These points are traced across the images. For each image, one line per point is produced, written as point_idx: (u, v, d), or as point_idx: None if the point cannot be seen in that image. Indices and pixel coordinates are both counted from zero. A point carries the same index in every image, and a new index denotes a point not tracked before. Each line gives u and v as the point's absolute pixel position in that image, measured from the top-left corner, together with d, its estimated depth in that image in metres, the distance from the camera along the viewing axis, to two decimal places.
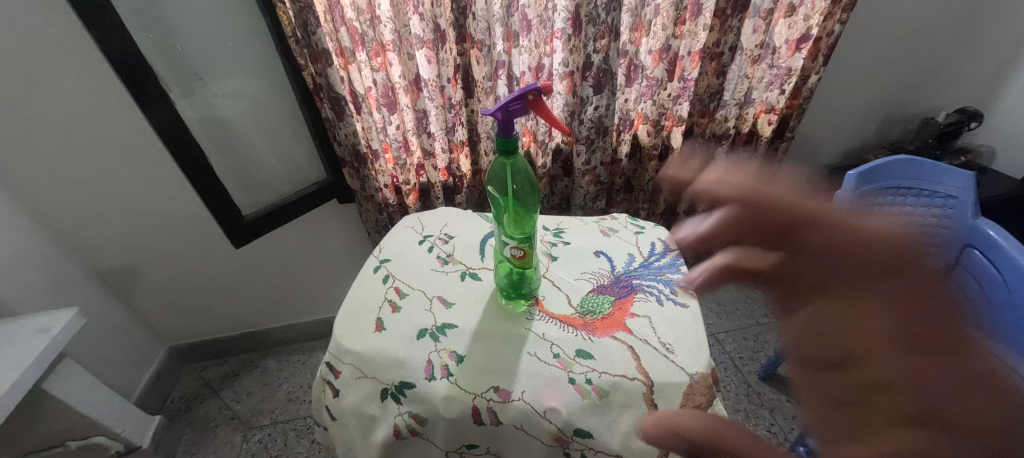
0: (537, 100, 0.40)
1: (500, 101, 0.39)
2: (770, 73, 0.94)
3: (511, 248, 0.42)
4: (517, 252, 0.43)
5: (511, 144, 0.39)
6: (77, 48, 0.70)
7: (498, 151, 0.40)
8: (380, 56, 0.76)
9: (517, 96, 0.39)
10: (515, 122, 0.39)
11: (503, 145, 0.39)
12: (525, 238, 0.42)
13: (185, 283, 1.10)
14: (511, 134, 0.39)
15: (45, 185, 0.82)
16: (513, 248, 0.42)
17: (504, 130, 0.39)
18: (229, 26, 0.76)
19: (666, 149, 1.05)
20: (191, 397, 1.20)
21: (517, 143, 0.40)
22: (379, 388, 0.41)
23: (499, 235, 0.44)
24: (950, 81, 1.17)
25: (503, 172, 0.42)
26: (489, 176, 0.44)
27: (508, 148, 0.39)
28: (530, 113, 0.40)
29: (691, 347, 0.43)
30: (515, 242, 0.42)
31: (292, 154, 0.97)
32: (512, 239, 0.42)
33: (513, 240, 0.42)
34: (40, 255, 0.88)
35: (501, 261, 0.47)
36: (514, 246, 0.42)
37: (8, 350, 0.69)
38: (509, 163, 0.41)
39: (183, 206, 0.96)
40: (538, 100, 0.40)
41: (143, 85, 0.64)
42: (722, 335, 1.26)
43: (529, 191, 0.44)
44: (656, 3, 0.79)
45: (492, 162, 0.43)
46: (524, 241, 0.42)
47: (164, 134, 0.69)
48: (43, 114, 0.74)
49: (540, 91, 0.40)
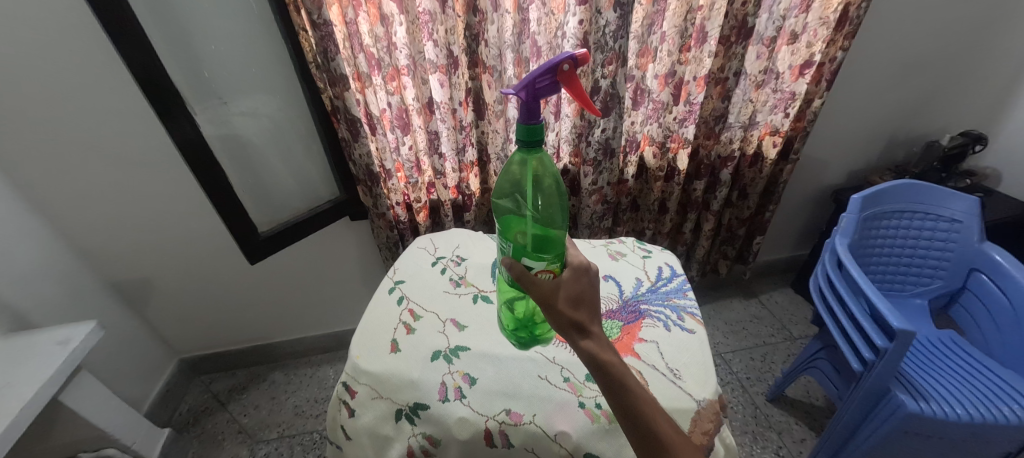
0: (571, 72, 0.37)
1: (525, 81, 0.36)
2: (774, 97, 0.97)
3: (541, 270, 0.36)
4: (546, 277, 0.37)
5: (535, 132, 0.36)
6: (108, 72, 0.74)
7: (520, 141, 0.36)
8: (395, 80, 0.79)
9: (548, 69, 0.36)
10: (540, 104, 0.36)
11: (527, 132, 0.36)
12: (557, 258, 0.37)
13: (197, 295, 1.12)
14: (535, 119, 0.36)
15: (70, 198, 0.86)
16: (542, 271, 0.36)
17: (528, 115, 0.36)
18: (254, 53, 0.80)
19: (672, 170, 1.08)
20: (200, 410, 1.21)
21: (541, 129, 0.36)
22: (394, 408, 0.42)
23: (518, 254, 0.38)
24: (953, 104, 1.19)
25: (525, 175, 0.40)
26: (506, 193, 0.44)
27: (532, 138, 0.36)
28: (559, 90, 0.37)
29: (698, 373, 0.44)
30: (546, 262, 0.36)
31: (307, 172, 1.00)
32: (544, 259, 0.36)
33: (546, 259, 0.36)
34: (61, 268, 0.91)
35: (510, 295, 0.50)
36: (544, 267, 0.36)
37: (29, 362, 0.71)
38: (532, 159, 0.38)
39: (198, 221, 0.99)
40: (572, 72, 0.37)
41: (172, 109, 0.67)
42: (728, 354, 1.25)
43: (557, 206, 0.42)
44: (662, 31, 0.83)
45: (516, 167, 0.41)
46: (557, 262, 0.37)
47: (189, 154, 0.72)
48: (74, 132, 0.78)
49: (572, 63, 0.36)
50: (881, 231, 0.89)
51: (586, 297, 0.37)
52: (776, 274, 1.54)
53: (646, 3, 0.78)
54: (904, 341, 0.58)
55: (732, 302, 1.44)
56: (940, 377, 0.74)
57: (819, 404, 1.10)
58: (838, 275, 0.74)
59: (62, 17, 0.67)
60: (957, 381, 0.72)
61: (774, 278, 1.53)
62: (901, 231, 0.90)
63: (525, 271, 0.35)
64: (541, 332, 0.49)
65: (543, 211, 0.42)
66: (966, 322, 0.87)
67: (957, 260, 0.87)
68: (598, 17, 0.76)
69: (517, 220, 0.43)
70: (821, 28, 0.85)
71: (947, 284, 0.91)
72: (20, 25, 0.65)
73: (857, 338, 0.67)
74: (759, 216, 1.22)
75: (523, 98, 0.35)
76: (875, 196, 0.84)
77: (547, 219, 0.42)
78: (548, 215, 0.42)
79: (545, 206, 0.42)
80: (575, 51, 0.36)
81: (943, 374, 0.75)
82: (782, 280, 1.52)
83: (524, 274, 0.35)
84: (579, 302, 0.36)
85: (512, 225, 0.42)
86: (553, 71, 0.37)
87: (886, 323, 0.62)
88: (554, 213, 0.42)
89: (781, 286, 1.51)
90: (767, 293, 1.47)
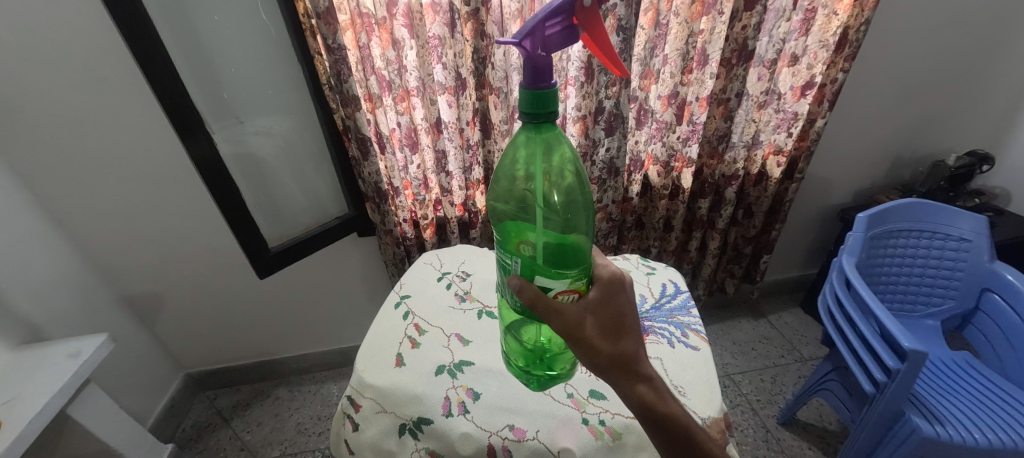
0: (592, 8, 0.31)
1: (530, 24, 0.30)
2: (777, 117, 0.99)
3: (563, 289, 0.35)
4: (569, 298, 0.35)
5: (547, 98, 0.31)
6: (134, 93, 0.78)
7: (526, 111, 0.32)
8: (404, 101, 0.82)
9: (559, 10, 0.31)
10: (550, 56, 0.31)
11: (538, 98, 0.31)
12: (581, 274, 0.36)
13: (205, 310, 1.13)
14: (547, 81, 0.31)
15: (91, 213, 0.89)
16: (564, 291, 0.35)
17: (535, 77, 0.31)
18: (271, 76, 0.84)
19: (676, 189, 1.08)
20: (203, 426, 1.21)
21: (555, 95, 0.32)
22: (398, 423, 0.42)
23: (529, 271, 0.36)
24: (957, 125, 1.20)
25: (535, 156, 0.37)
26: (510, 192, 0.42)
27: (543, 107, 0.31)
28: (574, 37, 0.33)
29: (703, 390, 0.44)
30: (569, 280, 0.35)
31: (317, 189, 1.03)
32: (566, 276, 0.34)
33: (569, 276, 0.34)
34: (77, 281, 0.93)
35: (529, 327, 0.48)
36: (566, 288, 0.35)
37: (42, 374, 0.73)
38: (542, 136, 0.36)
39: (210, 237, 1.01)
40: (593, 9, 0.31)
41: (193, 129, 0.70)
42: (738, 375, 1.22)
43: (579, 209, 0.41)
44: (664, 54, 0.86)
45: (523, 142, 0.37)
46: (581, 278, 0.36)
47: (206, 172, 0.75)
48: (99, 150, 0.82)
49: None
50: (889, 250, 0.89)
51: (620, 320, 0.37)
52: (784, 294, 1.52)
53: (648, 28, 0.81)
54: (916, 362, 0.57)
55: (740, 322, 1.42)
56: (956, 401, 0.72)
57: (832, 428, 1.06)
58: (846, 294, 0.73)
59: (96, 42, 0.72)
60: (972, 404, 0.70)
61: (782, 298, 1.51)
62: (909, 250, 0.90)
63: (539, 293, 0.34)
64: (559, 368, 0.47)
65: (561, 215, 0.40)
66: (981, 344, 0.85)
67: (968, 280, 0.86)
68: None
69: (528, 227, 0.39)
70: (821, 50, 0.88)
71: (959, 305, 0.90)
72: (58, 50, 0.71)
73: (868, 359, 0.66)
74: (765, 235, 1.22)
75: (528, 50, 0.30)
76: (881, 213, 0.84)
77: (570, 224, 0.41)
78: (567, 218, 0.41)
79: (564, 208, 0.41)
80: None
81: (957, 396, 0.73)
82: (791, 299, 1.50)
83: (538, 296, 0.34)
84: (616, 327, 0.37)
85: (518, 234, 0.39)
86: (569, 12, 0.32)
87: (897, 343, 0.61)
88: (574, 217, 0.40)
89: (790, 306, 1.48)
90: (776, 314, 1.45)
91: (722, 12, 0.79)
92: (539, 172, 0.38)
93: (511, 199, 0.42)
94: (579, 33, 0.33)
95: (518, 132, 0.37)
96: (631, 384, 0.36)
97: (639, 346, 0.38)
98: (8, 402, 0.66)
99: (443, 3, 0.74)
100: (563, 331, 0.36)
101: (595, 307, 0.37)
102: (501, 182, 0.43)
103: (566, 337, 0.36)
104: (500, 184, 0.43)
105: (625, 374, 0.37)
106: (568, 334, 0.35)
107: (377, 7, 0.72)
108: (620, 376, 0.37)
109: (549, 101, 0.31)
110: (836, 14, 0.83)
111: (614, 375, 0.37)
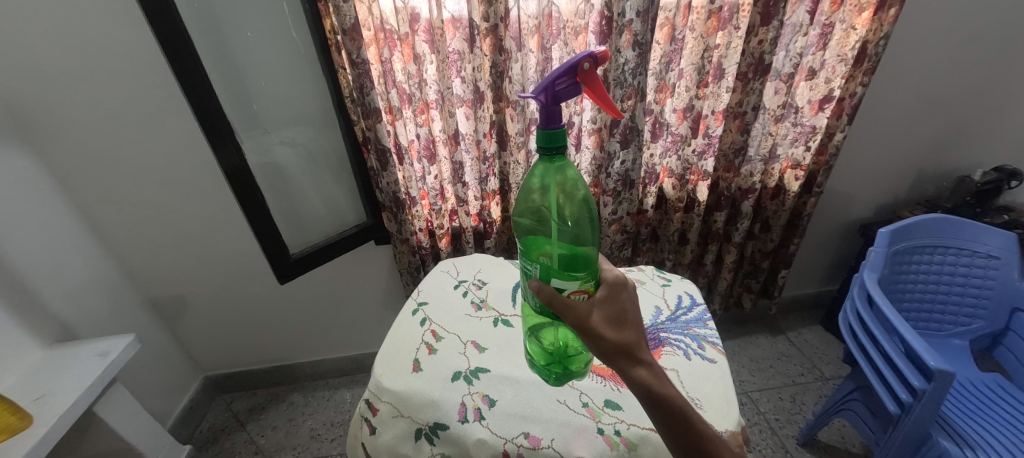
0: (591, 71, 0.37)
1: (543, 83, 0.35)
2: (795, 131, 0.98)
3: (575, 289, 0.36)
4: (581, 297, 0.37)
5: (558, 137, 0.35)
6: (170, 104, 0.83)
7: (541, 147, 0.35)
8: (424, 113, 0.85)
9: (568, 70, 0.35)
10: (562, 106, 0.35)
11: (550, 136, 0.35)
12: (590, 276, 0.37)
13: (225, 313, 1.16)
14: (557, 125, 0.35)
15: (123, 219, 0.94)
16: (575, 292, 0.36)
17: (549, 119, 0.35)
18: (299, 90, 0.88)
19: (692, 201, 1.08)
20: (220, 428, 1.23)
21: (564, 134, 0.35)
22: (414, 427, 0.43)
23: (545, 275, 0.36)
24: (983, 140, 1.17)
25: (550, 170, 0.39)
26: (520, 206, 0.44)
27: (554, 142, 0.35)
28: (580, 89, 0.36)
29: (720, 403, 0.44)
30: (580, 281, 0.36)
31: (336, 199, 1.06)
32: (578, 278, 0.36)
33: (580, 278, 0.36)
34: (109, 283, 0.97)
35: (553, 325, 0.49)
36: (577, 289, 0.36)
37: (71, 373, 0.75)
38: (553, 161, 0.37)
39: (233, 242, 1.04)
40: (592, 72, 0.37)
41: (224, 141, 0.74)
42: (755, 393, 1.19)
43: (587, 223, 0.43)
44: (679, 68, 0.88)
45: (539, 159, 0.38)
46: (591, 280, 0.37)
47: (234, 181, 0.78)
48: (134, 158, 0.87)
49: (595, 60, 0.36)
50: (913, 265, 0.87)
51: (625, 314, 0.38)
52: (803, 310, 1.48)
53: (664, 43, 0.83)
54: (943, 382, 0.55)
55: (758, 338, 1.39)
56: (988, 427, 0.69)
57: (856, 451, 1.02)
58: (868, 311, 0.72)
59: (140, 56, 0.78)
60: (1007, 432, 0.68)
61: (802, 314, 1.47)
62: (934, 266, 0.87)
63: (555, 293, 0.35)
64: (575, 368, 0.48)
65: (572, 227, 0.42)
66: (1014, 365, 0.83)
67: (999, 299, 0.84)
68: (617, 56, 0.80)
69: (544, 239, 0.41)
70: (839, 64, 0.87)
71: (988, 324, 0.88)
72: (106, 65, 0.77)
73: (893, 379, 0.64)
74: (784, 249, 1.20)
75: (542, 102, 0.34)
76: (904, 229, 0.82)
77: (579, 237, 0.42)
78: (576, 232, 0.42)
79: (574, 222, 0.42)
80: (594, 50, 0.36)
81: (992, 422, 0.70)
82: (811, 317, 1.46)
83: (555, 295, 0.35)
84: (620, 320, 0.38)
85: (538, 245, 0.40)
86: (573, 72, 0.36)
87: (923, 363, 0.60)
88: (583, 231, 0.42)
89: (810, 323, 1.44)
90: (795, 331, 1.41)
91: (739, 27, 0.81)
92: (553, 184, 0.39)
93: (524, 208, 0.43)
94: (581, 90, 0.37)
95: (535, 165, 0.40)
96: (630, 367, 0.37)
97: (643, 339, 0.38)
98: (41, 398, 0.70)
99: (464, 18, 0.77)
100: (574, 326, 0.37)
101: (599, 301, 0.38)
102: (520, 197, 0.44)
103: (575, 331, 0.37)
104: (518, 198, 0.44)
105: (628, 360, 0.37)
106: (580, 329, 0.36)
107: (400, 24, 0.76)
108: (622, 362, 0.37)
109: (561, 139, 0.35)
110: (855, 29, 0.84)
111: (622, 366, 0.37)
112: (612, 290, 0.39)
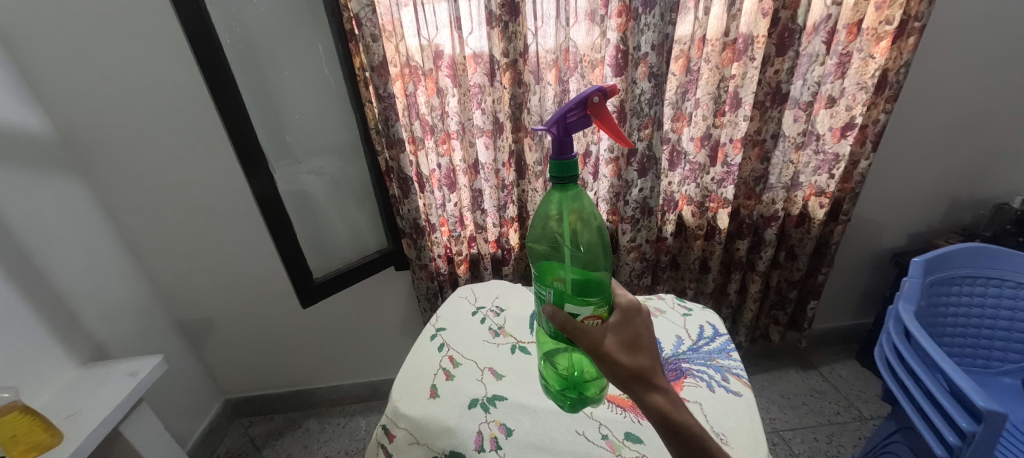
0: (600, 104, 0.38)
1: (555, 116, 0.37)
2: (817, 159, 0.97)
3: (589, 315, 0.36)
4: (595, 323, 0.37)
5: (569, 167, 0.36)
6: (210, 136, 0.90)
7: (554, 177, 0.36)
8: (445, 143, 0.89)
9: (578, 103, 0.37)
10: (572, 137, 0.36)
11: (561, 167, 0.36)
12: (603, 301, 0.38)
13: (247, 335, 1.19)
14: (569, 155, 0.36)
15: (160, 241, 0.99)
16: (589, 317, 0.37)
17: (561, 150, 0.36)
18: (328, 122, 0.94)
19: (712, 229, 1.06)
20: (237, 453, 1.23)
21: (576, 164, 0.36)
22: (430, 455, 0.42)
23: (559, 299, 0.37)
24: (1018, 166, 1.12)
25: (562, 199, 0.39)
26: (534, 233, 0.45)
27: (566, 172, 0.36)
28: (591, 121, 0.38)
29: (747, 440, 0.42)
30: (593, 306, 0.36)
31: (358, 224, 1.09)
32: (591, 303, 0.36)
33: (593, 303, 0.36)
34: (143, 303, 1.02)
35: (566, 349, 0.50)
36: (590, 315, 0.36)
37: (102, 391, 0.78)
38: (566, 187, 0.37)
39: (259, 265, 1.08)
40: (602, 105, 0.38)
41: (258, 170, 0.79)
42: (788, 432, 1.12)
43: (600, 250, 0.43)
44: (695, 98, 0.89)
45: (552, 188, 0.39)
46: (603, 305, 0.37)
47: (265, 207, 0.83)
48: (176, 186, 0.93)
49: (604, 93, 0.38)
50: (953, 297, 0.82)
51: (639, 339, 0.38)
52: (836, 344, 1.40)
53: (679, 73, 0.85)
54: (994, 425, 0.51)
55: (788, 373, 1.31)
56: None
57: None
58: (906, 346, 0.68)
59: (187, 93, 0.85)
60: None
61: (835, 348, 1.39)
62: (976, 298, 0.82)
63: (568, 318, 0.36)
64: (588, 393, 0.47)
65: (585, 253, 0.43)
66: None
67: None
68: (634, 86, 0.83)
69: (557, 266, 0.42)
70: (860, 92, 0.87)
71: None
72: (158, 102, 0.85)
73: (939, 420, 0.60)
74: (811, 278, 1.15)
75: (555, 134, 0.36)
76: (939, 258, 0.78)
77: (591, 262, 0.43)
78: (590, 258, 0.43)
79: (588, 248, 0.43)
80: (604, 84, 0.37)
81: None
82: (845, 351, 1.38)
83: (568, 320, 0.36)
84: (635, 345, 0.37)
85: (551, 271, 0.41)
86: (584, 105, 0.38)
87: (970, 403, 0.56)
88: (597, 257, 0.43)
89: (845, 358, 1.36)
90: (829, 366, 1.33)
91: (754, 58, 0.82)
92: (568, 211, 0.40)
93: (538, 236, 0.45)
94: (591, 122, 0.39)
95: (551, 191, 0.40)
96: (647, 392, 0.36)
97: (660, 366, 0.38)
98: (72, 416, 0.72)
99: (485, 54, 0.81)
100: (587, 351, 0.36)
101: (612, 327, 0.37)
102: (535, 223, 0.45)
103: (590, 356, 0.37)
104: (533, 225, 0.45)
105: (644, 386, 0.36)
106: (594, 354, 0.36)
107: (425, 60, 0.81)
108: (639, 388, 0.36)
109: (573, 169, 0.36)
110: (874, 57, 0.84)
111: (639, 392, 0.36)
112: (624, 316, 0.38)
